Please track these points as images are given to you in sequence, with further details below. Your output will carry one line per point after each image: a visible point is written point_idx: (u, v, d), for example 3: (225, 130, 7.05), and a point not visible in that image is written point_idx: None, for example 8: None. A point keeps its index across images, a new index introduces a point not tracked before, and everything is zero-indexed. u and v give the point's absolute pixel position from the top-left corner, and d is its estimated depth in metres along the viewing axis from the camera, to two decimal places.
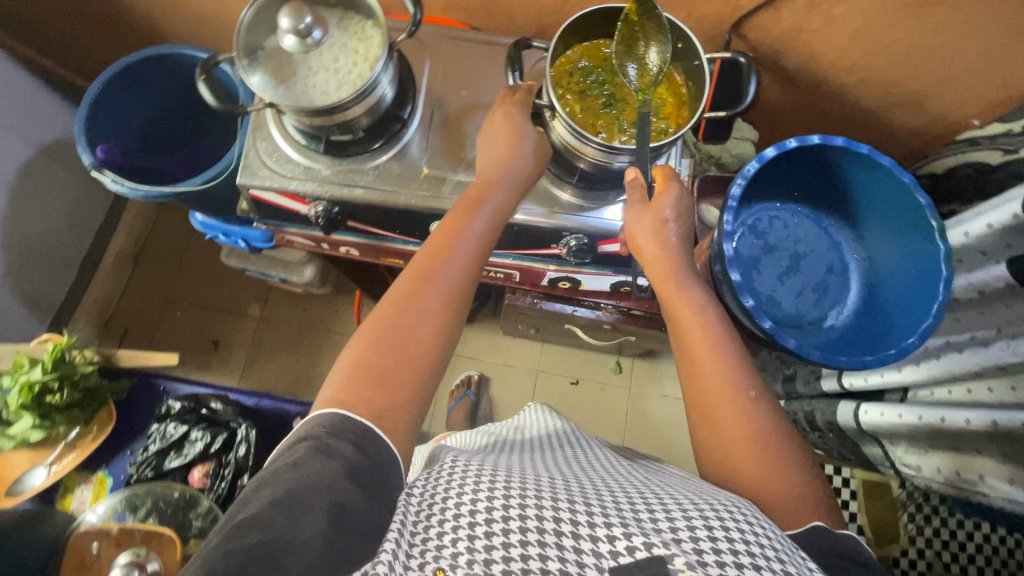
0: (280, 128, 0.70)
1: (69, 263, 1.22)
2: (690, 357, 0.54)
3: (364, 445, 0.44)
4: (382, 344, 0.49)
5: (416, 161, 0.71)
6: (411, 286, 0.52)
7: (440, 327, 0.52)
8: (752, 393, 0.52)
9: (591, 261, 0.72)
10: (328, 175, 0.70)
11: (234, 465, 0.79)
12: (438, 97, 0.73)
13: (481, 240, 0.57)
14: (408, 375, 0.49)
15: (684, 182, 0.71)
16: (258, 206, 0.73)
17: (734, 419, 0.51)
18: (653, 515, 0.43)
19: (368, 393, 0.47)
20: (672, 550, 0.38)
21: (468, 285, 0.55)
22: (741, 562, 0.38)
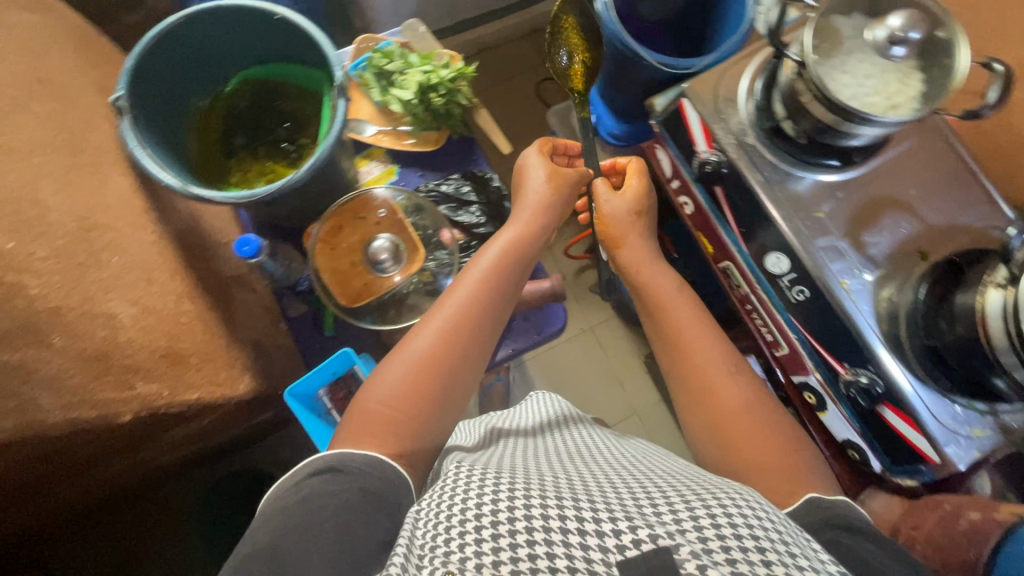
0: (752, 83, 0.73)
1: (450, 15, 1.37)
2: (687, 387, 0.62)
3: (370, 466, 0.50)
4: (393, 399, 0.55)
5: (821, 199, 0.69)
6: (430, 357, 0.58)
7: (434, 380, 0.57)
8: (732, 367, 0.61)
9: (857, 405, 0.70)
10: (747, 144, 0.71)
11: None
12: (888, 175, 0.69)
13: (528, 247, 0.69)
14: (408, 429, 0.54)
15: (1010, 440, 0.63)
16: (671, 115, 0.77)
17: (745, 425, 0.56)
18: (658, 505, 0.39)
19: (377, 438, 0.53)
20: (677, 541, 0.35)
21: (499, 292, 0.64)
22: (748, 549, 0.34)
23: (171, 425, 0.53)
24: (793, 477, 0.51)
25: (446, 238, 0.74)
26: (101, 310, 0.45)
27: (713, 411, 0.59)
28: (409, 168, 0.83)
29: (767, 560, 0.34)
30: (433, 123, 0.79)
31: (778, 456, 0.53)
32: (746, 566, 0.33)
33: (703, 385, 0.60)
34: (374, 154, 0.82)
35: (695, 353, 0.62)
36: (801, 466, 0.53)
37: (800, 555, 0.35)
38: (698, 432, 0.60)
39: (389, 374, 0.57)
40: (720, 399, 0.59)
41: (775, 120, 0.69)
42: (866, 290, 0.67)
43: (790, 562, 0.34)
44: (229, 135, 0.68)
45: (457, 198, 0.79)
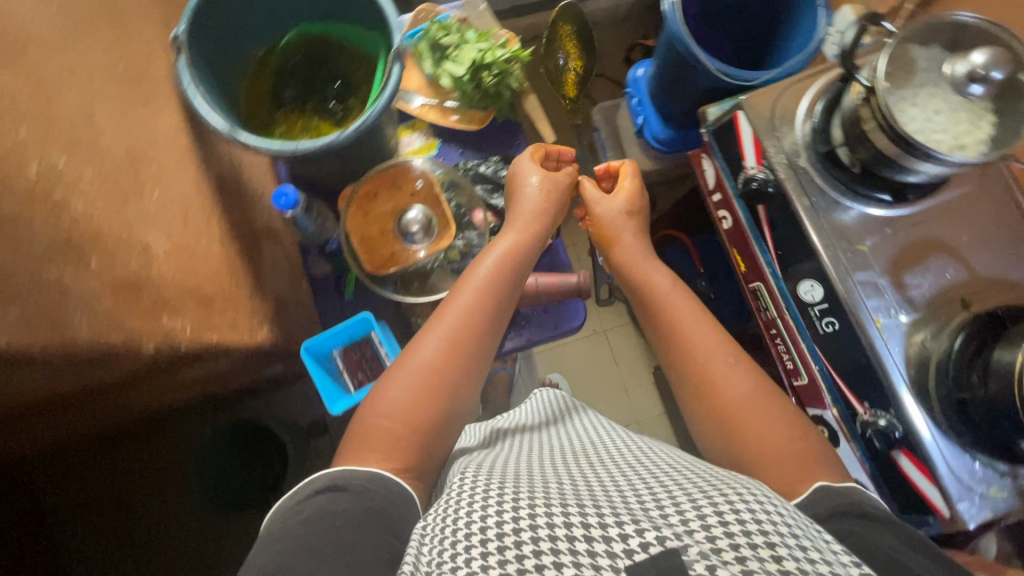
0: (812, 104, 0.70)
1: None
2: (689, 392, 0.61)
3: (372, 483, 0.49)
4: (399, 411, 0.55)
5: (867, 232, 0.67)
6: (434, 368, 0.57)
7: (438, 387, 0.56)
8: (730, 359, 0.59)
9: (869, 447, 0.68)
10: (798, 166, 0.69)
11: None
12: (940, 217, 0.67)
13: (527, 255, 0.68)
14: (414, 440, 0.54)
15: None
16: (725, 125, 0.75)
17: (754, 421, 0.55)
18: (664, 506, 0.38)
19: (381, 452, 0.52)
20: (685, 542, 0.34)
21: (501, 296, 0.63)
22: (757, 546, 0.34)
23: (177, 365, 0.52)
24: (802, 470, 0.51)
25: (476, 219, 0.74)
26: (137, 242, 0.43)
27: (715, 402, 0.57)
28: (449, 144, 0.82)
29: (777, 557, 0.33)
30: (480, 103, 0.79)
31: (789, 451, 0.52)
32: (756, 563, 0.33)
33: (703, 376, 0.59)
34: (417, 126, 0.81)
35: (688, 349, 0.61)
36: (811, 453, 0.52)
37: (810, 549, 0.34)
38: (707, 435, 0.59)
39: (393, 386, 0.56)
40: (720, 389, 0.57)
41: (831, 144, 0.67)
42: (900, 332, 0.65)
43: (800, 556, 0.34)
44: (280, 86, 0.68)
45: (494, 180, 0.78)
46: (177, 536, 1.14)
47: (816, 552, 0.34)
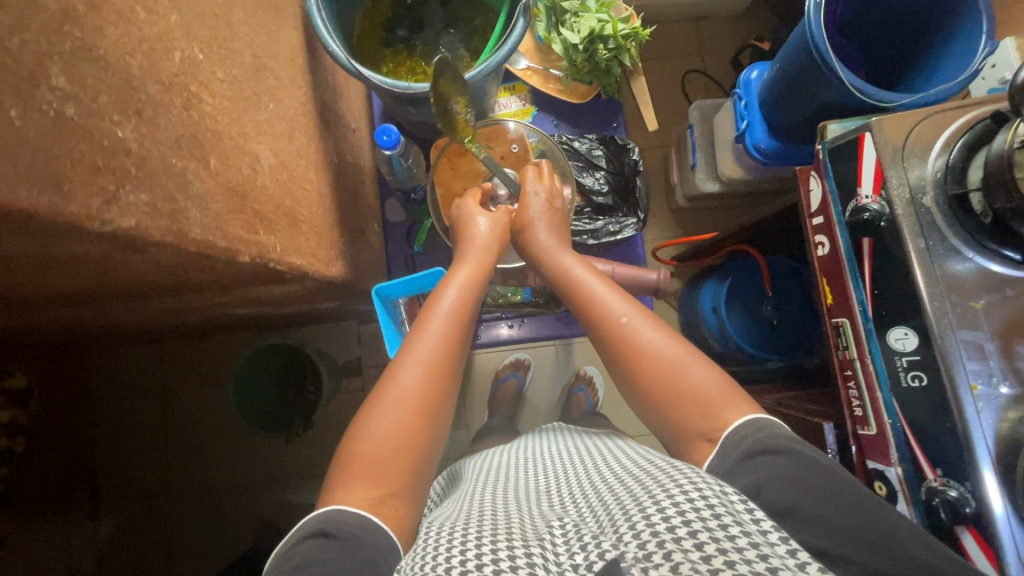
0: (951, 138, 0.64)
1: None
2: (615, 362, 0.61)
3: (362, 530, 0.48)
4: (387, 441, 0.53)
5: (983, 289, 0.62)
6: (411, 398, 0.55)
7: (420, 408, 0.55)
8: (623, 319, 0.60)
9: (931, 519, 0.62)
10: (920, 203, 0.64)
11: (594, 226, 0.77)
12: None
13: (482, 286, 0.66)
14: (399, 466, 0.53)
15: None
16: (847, 142, 0.69)
17: (676, 374, 0.57)
18: (605, 524, 0.43)
19: (370, 480, 0.51)
20: (622, 550, 0.40)
21: (463, 322, 0.62)
22: (680, 539, 0.39)
23: (255, 283, 0.52)
24: (715, 400, 0.55)
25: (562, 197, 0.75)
26: (248, 150, 0.41)
27: (629, 347, 0.59)
28: (545, 114, 0.81)
29: (698, 544, 0.39)
30: (586, 76, 0.76)
31: (700, 378, 0.56)
32: (681, 554, 0.38)
33: (619, 351, 0.60)
34: (517, 89, 0.80)
35: (601, 317, 0.62)
36: (734, 395, 0.55)
37: (732, 529, 0.40)
38: (640, 400, 0.59)
39: (372, 417, 0.54)
40: (634, 339, 0.59)
41: (964, 187, 0.61)
42: (997, 405, 0.59)
43: (720, 536, 0.39)
44: (393, 23, 0.67)
45: (587, 161, 0.78)
46: (201, 440, 1.20)
47: (730, 522, 0.40)
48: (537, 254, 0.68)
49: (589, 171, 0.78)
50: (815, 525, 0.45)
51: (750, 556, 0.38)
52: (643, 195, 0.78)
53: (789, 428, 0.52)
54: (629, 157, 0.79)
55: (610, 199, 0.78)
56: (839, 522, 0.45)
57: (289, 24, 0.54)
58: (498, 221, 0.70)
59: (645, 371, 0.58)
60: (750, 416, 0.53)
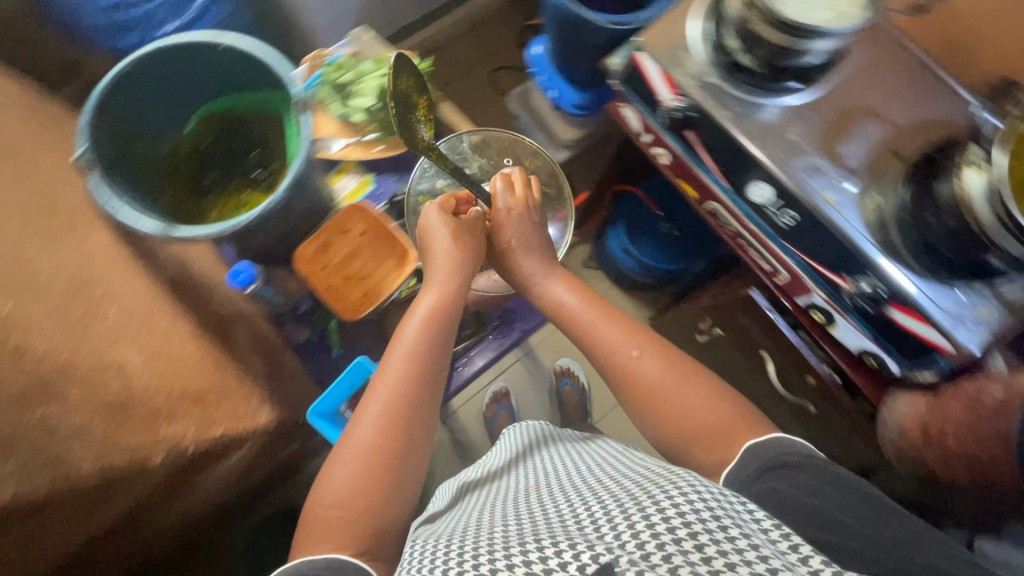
0: (700, 24, 0.73)
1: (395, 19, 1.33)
2: (631, 394, 0.71)
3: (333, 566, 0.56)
4: (344, 503, 0.61)
5: (789, 122, 0.70)
6: (371, 454, 0.63)
7: (378, 461, 0.63)
8: (634, 353, 0.71)
9: (866, 313, 0.70)
10: (708, 84, 0.71)
11: None
12: (845, 88, 0.70)
13: (451, 310, 0.73)
14: (361, 521, 0.60)
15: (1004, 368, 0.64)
16: (630, 71, 0.77)
17: (696, 406, 0.67)
18: (602, 525, 0.46)
19: (332, 541, 0.58)
20: (616, 555, 0.42)
21: (425, 359, 0.69)
22: (680, 541, 0.42)
23: None
24: (732, 426, 0.65)
25: None
26: None
27: (638, 383, 0.70)
28: (383, 175, 0.85)
29: (698, 544, 0.41)
30: (398, 126, 0.80)
31: (715, 413, 0.66)
32: (681, 557, 0.40)
33: (628, 381, 0.71)
34: (346, 168, 0.82)
35: (607, 346, 0.73)
36: (741, 417, 0.66)
37: (732, 535, 0.42)
38: (654, 422, 0.69)
39: (337, 474, 0.62)
40: (642, 376, 0.70)
41: (730, 55, 0.70)
42: (853, 201, 0.67)
43: (720, 539, 0.42)
44: (201, 173, 0.71)
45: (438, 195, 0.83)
46: None
47: (726, 522, 0.44)
48: (523, 275, 0.79)
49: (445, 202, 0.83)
50: (829, 523, 0.53)
51: (751, 557, 0.40)
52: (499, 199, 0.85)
53: (814, 448, 0.61)
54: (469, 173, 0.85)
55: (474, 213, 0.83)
56: (845, 517, 0.54)
57: (80, 258, 0.61)
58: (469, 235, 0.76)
59: (651, 404, 0.69)
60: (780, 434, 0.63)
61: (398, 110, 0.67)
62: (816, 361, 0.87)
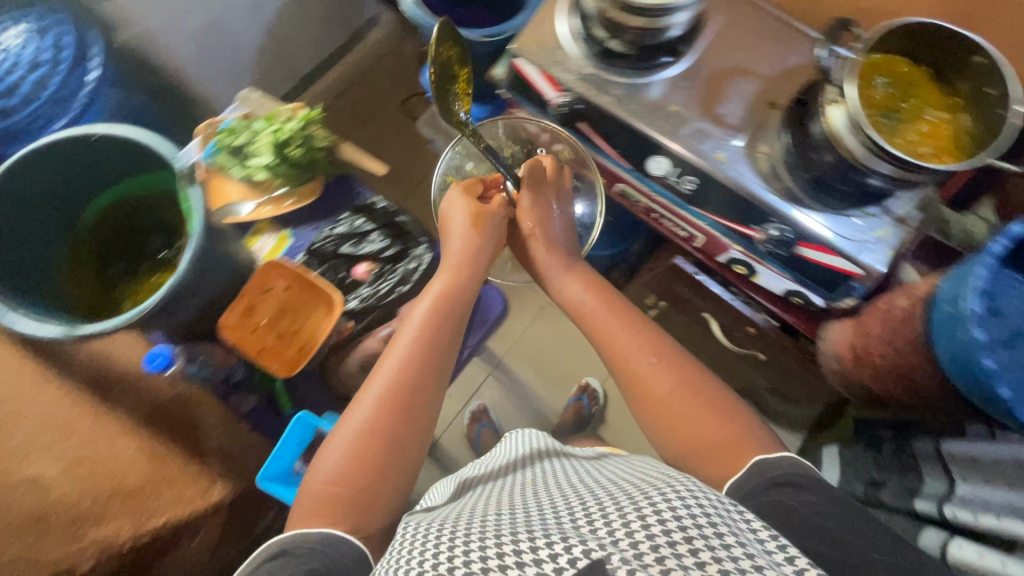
0: (566, 19, 0.75)
1: (295, 71, 1.35)
2: (648, 400, 0.70)
3: (320, 545, 0.59)
4: (338, 481, 0.64)
5: (669, 94, 0.74)
6: (366, 442, 0.65)
7: (370, 446, 0.65)
8: (651, 360, 0.71)
9: (779, 257, 0.74)
10: (587, 74, 0.75)
11: (401, 275, 0.81)
12: (714, 51, 0.74)
13: (461, 297, 0.75)
14: (356, 498, 0.63)
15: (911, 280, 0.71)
16: (513, 77, 0.79)
17: (712, 425, 0.66)
18: (597, 522, 0.47)
19: (326, 516, 0.62)
20: (609, 551, 0.42)
21: (433, 347, 0.71)
22: (674, 544, 0.43)
23: None
24: (736, 444, 0.64)
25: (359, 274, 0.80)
26: None
27: (642, 385, 0.71)
28: (301, 227, 0.83)
29: (694, 551, 0.42)
30: (304, 175, 0.80)
31: (725, 434, 0.65)
32: (674, 559, 0.41)
33: (636, 383, 0.71)
34: (262, 228, 0.82)
35: (623, 341, 0.73)
36: (741, 442, 0.65)
37: (730, 544, 0.43)
38: (653, 424, 0.70)
39: (332, 453, 0.65)
40: (654, 388, 0.70)
41: (600, 43, 0.72)
42: (742, 155, 0.71)
43: (716, 547, 0.42)
44: (104, 265, 0.74)
45: (355, 234, 0.82)
46: None
47: (719, 526, 0.45)
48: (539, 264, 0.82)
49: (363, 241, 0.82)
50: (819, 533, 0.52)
51: (746, 566, 0.41)
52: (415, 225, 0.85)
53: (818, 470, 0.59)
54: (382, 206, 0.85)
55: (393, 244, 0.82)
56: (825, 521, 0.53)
57: None
58: (489, 218, 0.80)
59: (660, 416, 0.69)
60: (788, 453, 0.62)
61: (436, 75, 0.72)
62: (749, 309, 0.91)
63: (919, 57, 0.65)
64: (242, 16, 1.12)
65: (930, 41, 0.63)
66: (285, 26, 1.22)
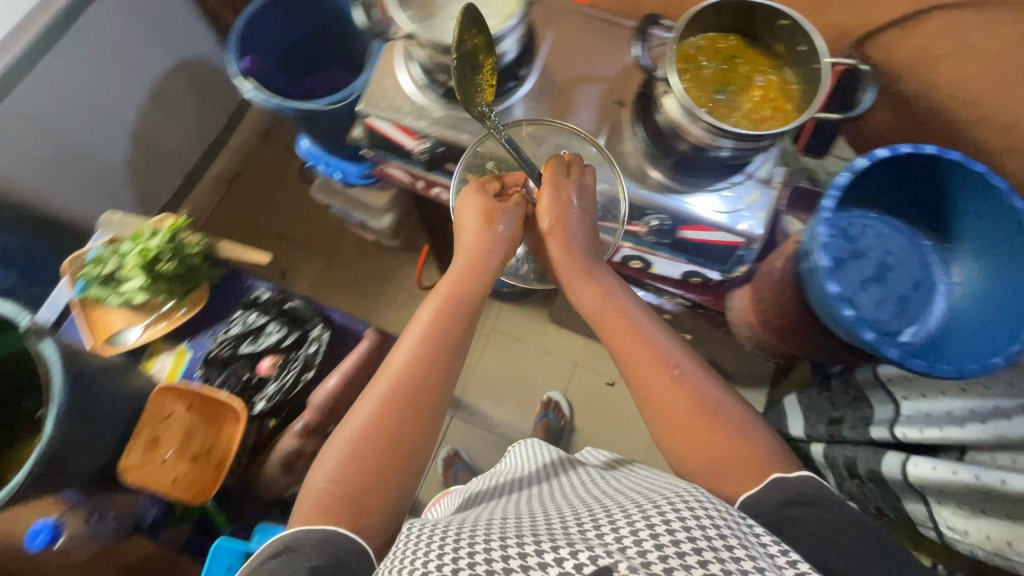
0: (406, 70, 0.76)
1: (178, 171, 1.31)
2: (662, 410, 0.58)
3: (326, 541, 0.51)
4: (339, 481, 0.54)
5: (524, 116, 0.75)
6: (367, 447, 0.55)
7: (370, 450, 0.54)
8: (675, 372, 0.59)
9: (668, 244, 0.76)
10: (439, 117, 0.74)
11: (301, 363, 0.81)
12: (554, 64, 0.76)
13: (473, 297, 0.62)
14: (361, 504, 0.53)
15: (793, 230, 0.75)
16: (370, 135, 0.78)
17: (725, 438, 0.56)
18: (602, 530, 0.41)
19: (326, 514, 0.53)
20: (616, 558, 0.37)
21: (445, 347, 0.59)
22: (683, 555, 0.37)
23: None
24: (749, 462, 0.54)
25: (263, 370, 0.80)
26: None
27: (653, 384, 0.59)
28: (197, 336, 0.83)
29: (701, 559, 0.37)
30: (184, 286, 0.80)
31: (749, 444, 0.56)
32: (683, 570, 0.36)
33: (648, 388, 0.59)
34: (156, 349, 0.82)
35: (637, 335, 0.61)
36: (755, 463, 0.54)
37: (735, 549, 0.38)
38: (662, 431, 0.59)
39: (328, 455, 0.55)
40: (677, 396, 0.58)
41: (443, 84, 0.72)
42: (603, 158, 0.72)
43: (724, 555, 0.38)
44: None
45: (250, 330, 0.81)
46: None
47: (722, 528, 0.40)
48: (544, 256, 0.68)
49: (261, 334, 0.82)
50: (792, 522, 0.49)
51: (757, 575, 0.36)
52: (309, 305, 0.84)
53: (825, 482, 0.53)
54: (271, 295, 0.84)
55: (291, 330, 0.82)
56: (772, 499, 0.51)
57: None
58: (506, 215, 0.64)
59: (671, 427, 0.58)
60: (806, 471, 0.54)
61: (458, 66, 0.62)
62: (656, 297, 0.92)
63: (731, 30, 0.68)
64: (101, 131, 1.09)
65: (734, 14, 0.66)
66: (153, 129, 1.19)
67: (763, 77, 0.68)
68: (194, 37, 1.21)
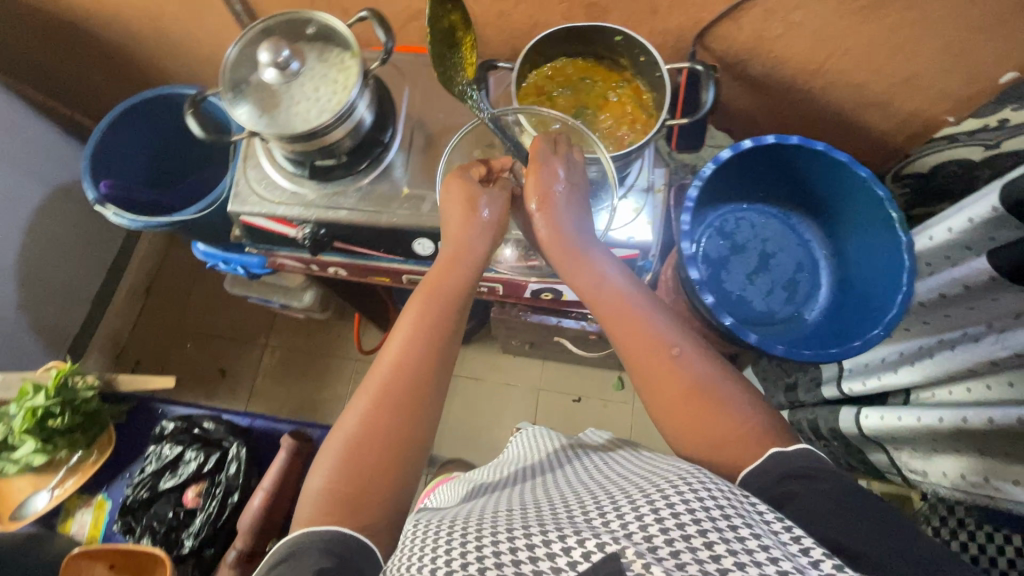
0: (270, 158, 0.74)
1: (83, 299, 1.25)
2: (654, 384, 0.50)
3: (333, 543, 0.44)
4: (335, 483, 0.46)
5: (398, 178, 0.73)
6: (364, 448, 0.47)
7: (362, 455, 0.47)
8: (675, 351, 0.51)
9: None
10: (313, 199, 0.72)
11: (223, 488, 0.85)
12: (418, 120, 0.76)
13: (464, 289, 0.56)
14: (363, 509, 0.46)
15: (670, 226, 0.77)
16: (251, 233, 0.76)
17: (726, 410, 0.49)
18: (605, 512, 0.38)
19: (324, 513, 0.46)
20: (623, 543, 0.34)
21: (444, 330, 0.53)
22: (687, 535, 0.34)
23: None
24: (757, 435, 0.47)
25: (188, 502, 0.86)
26: None
27: (658, 362, 0.51)
28: (114, 482, 0.93)
29: (707, 541, 0.33)
30: (87, 435, 0.89)
31: (746, 417, 0.48)
32: (688, 553, 0.33)
33: (648, 373, 0.51)
34: (73, 509, 0.92)
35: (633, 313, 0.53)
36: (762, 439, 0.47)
37: (741, 526, 0.34)
38: (662, 422, 0.50)
39: (321, 457, 0.48)
40: (686, 370, 0.50)
41: (309, 164, 0.70)
42: None
43: (729, 534, 0.34)
44: None
45: (166, 464, 0.88)
46: None
47: (726, 501, 0.36)
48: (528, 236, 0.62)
49: (179, 466, 0.88)
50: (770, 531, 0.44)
51: (762, 558, 0.32)
52: (219, 426, 0.89)
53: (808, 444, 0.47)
54: (176, 424, 0.90)
55: (209, 453, 0.88)
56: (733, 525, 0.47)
57: None
58: (489, 198, 0.59)
59: (667, 409, 0.50)
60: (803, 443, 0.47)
61: (434, 45, 0.54)
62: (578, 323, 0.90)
63: (572, 54, 0.69)
64: None
65: (570, 40, 0.66)
66: (40, 262, 1.13)
67: (614, 93, 0.68)
68: (63, 160, 1.16)
